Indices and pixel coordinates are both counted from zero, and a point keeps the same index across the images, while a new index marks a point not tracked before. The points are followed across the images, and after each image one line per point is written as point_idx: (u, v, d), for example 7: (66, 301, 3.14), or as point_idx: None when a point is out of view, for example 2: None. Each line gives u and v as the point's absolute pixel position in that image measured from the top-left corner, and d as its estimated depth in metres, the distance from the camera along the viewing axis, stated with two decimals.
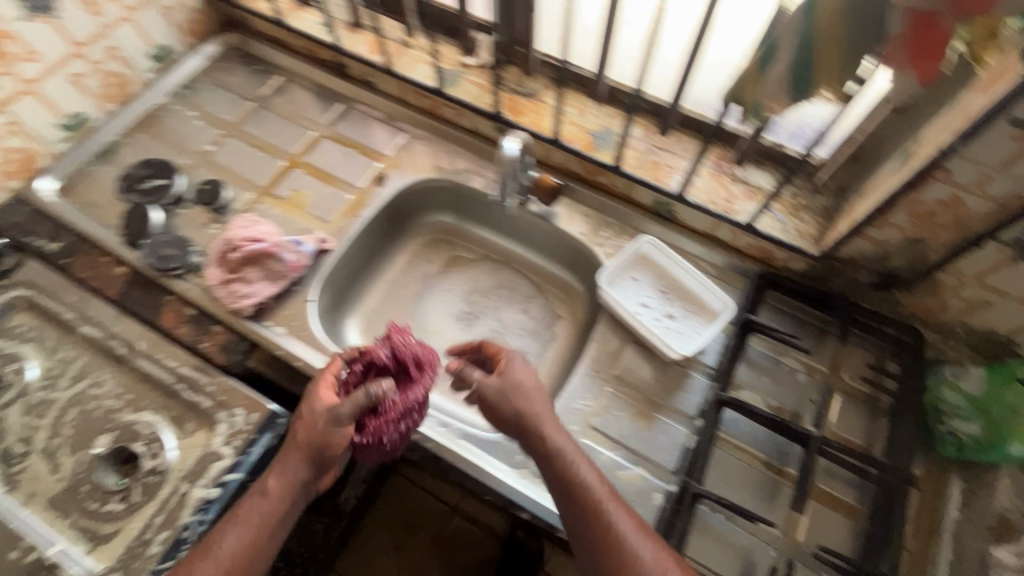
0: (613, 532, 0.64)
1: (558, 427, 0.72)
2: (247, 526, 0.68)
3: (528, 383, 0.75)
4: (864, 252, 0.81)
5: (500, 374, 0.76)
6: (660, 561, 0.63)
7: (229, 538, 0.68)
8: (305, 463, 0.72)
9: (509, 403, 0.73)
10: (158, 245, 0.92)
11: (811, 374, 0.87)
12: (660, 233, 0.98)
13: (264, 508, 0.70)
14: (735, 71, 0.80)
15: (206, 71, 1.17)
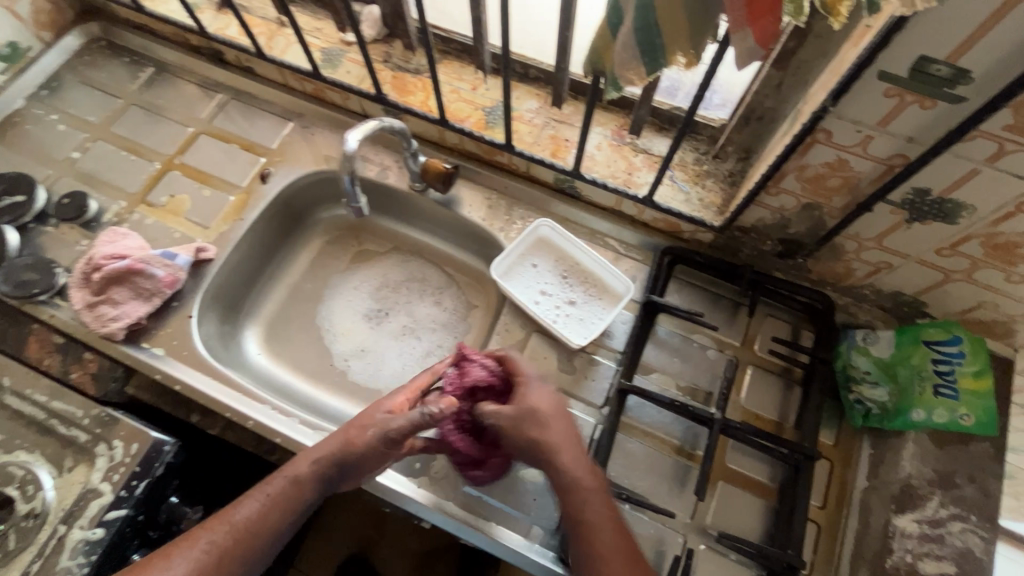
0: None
1: (585, 468, 0.66)
2: (269, 503, 0.66)
3: (557, 417, 0.69)
4: (765, 220, 0.76)
5: (513, 403, 0.69)
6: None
7: (245, 508, 0.66)
8: (338, 457, 0.67)
9: (525, 434, 0.67)
10: (16, 269, 0.84)
11: (721, 350, 0.84)
12: (566, 211, 0.92)
13: (285, 494, 0.67)
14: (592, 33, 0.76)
15: (68, 68, 1.06)
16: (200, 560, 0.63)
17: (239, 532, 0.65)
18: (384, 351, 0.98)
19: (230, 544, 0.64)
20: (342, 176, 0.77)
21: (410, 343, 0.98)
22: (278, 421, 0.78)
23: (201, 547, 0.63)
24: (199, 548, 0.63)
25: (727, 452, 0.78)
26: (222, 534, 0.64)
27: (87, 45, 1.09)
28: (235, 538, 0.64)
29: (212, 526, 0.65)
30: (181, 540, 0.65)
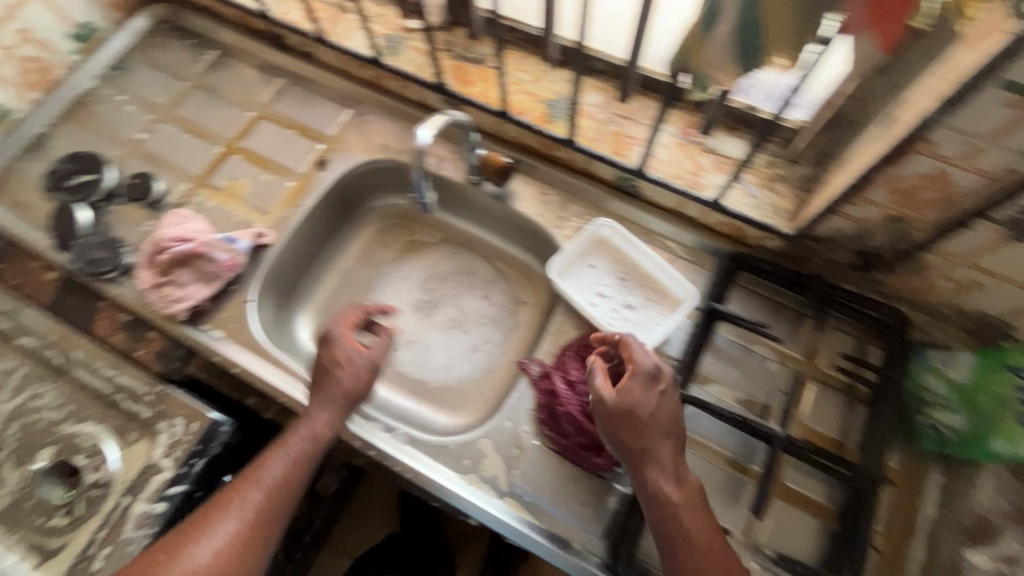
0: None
1: (674, 476, 0.64)
2: (294, 460, 0.70)
3: (660, 417, 0.65)
4: (842, 230, 0.72)
5: (619, 393, 0.66)
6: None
7: (272, 470, 0.69)
8: (346, 407, 0.75)
9: (622, 432, 0.65)
10: (88, 247, 0.87)
11: (783, 362, 0.81)
12: (625, 210, 0.89)
13: (308, 451, 0.71)
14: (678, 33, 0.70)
15: (136, 49, 1.08)
16: (241, 521, 0.65)
17: (273, 491, 0.68)
18: (432, 342, 0.98)
19: (268, 499, 0.67)
20: (412, 172, 0.77)
21: (459, 336, 0.98)
22: None
23: (241, 509, 0.65)
24: (240, 507, 0.65)
25: (785, 470, 0.76)
26: (256, 493, 0.67)
27: (154, 26, 1.11)
28: (270, 497, 0.67)
29: (242, 492, 0.67)
30: (211, 508, 0.66)
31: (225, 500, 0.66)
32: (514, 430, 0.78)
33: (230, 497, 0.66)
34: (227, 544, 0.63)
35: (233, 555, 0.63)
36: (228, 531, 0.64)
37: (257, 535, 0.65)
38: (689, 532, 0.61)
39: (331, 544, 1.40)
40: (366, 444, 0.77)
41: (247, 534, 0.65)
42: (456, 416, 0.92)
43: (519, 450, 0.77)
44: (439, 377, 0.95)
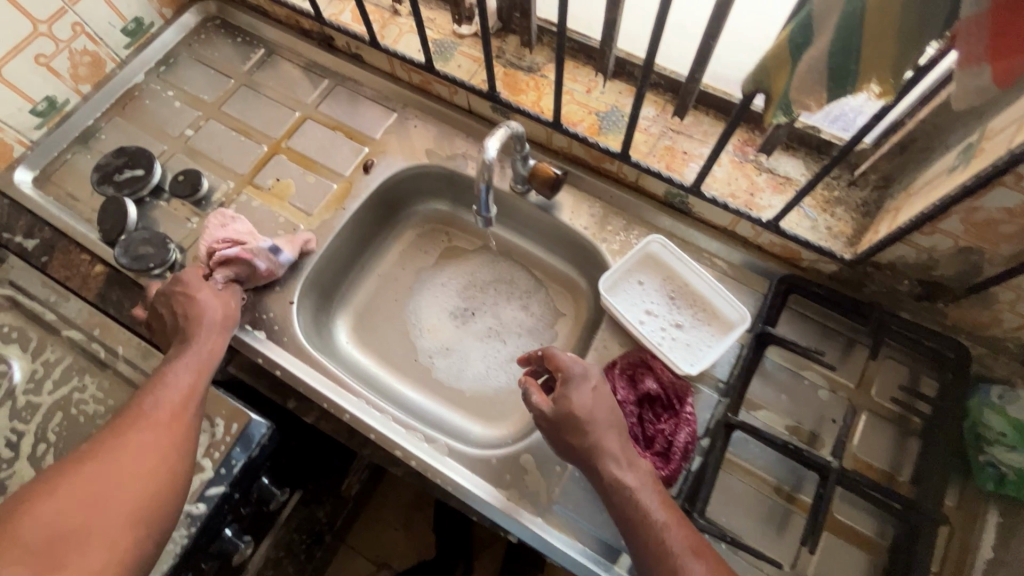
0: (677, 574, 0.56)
1: (625, 461, 0.64)
2: (194, 363, 0.72)
3: (601, 410, 0.67)
4: (906, 258, 0.70)
5: (554, 402, 0.68)
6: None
7: (181, 371, 0.70)
8: (224, 316, 0.79)
9: (564, 436, 0.66)
10: (134, 242, 0.87)
11: (834, 391, 0.79)
12: (673, 226, 0.88)
13: (211, 352, 0.74)
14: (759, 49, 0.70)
15: (184, 45, 1.09)
16: (167, 411, 0.66)
17: (189, 385, 0.70)
18: (469, 351, 0.97)
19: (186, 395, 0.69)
20: (479, 185, 0.74)
21: (495, 346, 0.97)
22: (371, 416, 0.78)
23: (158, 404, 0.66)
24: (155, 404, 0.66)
25: (835, 501, 0.74)
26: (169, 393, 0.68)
27: (204, 23, 1.11)
28: (190, 388, 0.69)
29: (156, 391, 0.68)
30: (126, 414, 0.65)
31: (137, 405, 0.66)
32: (557, 447, 0.76)
33: (145, 399, 0.66)
34: (159, 424, 0.64)
35: (168, 434, 0.64)
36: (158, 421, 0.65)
37: (185, 419, 0.67)
38: (643, 503, 0.61)
39: (351, 541, 1.40)
40: (406, 454, 0.76)
41: (175, 419, 0.66)
42: (492, 428, 0.91)
43: (561, 467, 0.75)
44: (475, 387, 0.95)
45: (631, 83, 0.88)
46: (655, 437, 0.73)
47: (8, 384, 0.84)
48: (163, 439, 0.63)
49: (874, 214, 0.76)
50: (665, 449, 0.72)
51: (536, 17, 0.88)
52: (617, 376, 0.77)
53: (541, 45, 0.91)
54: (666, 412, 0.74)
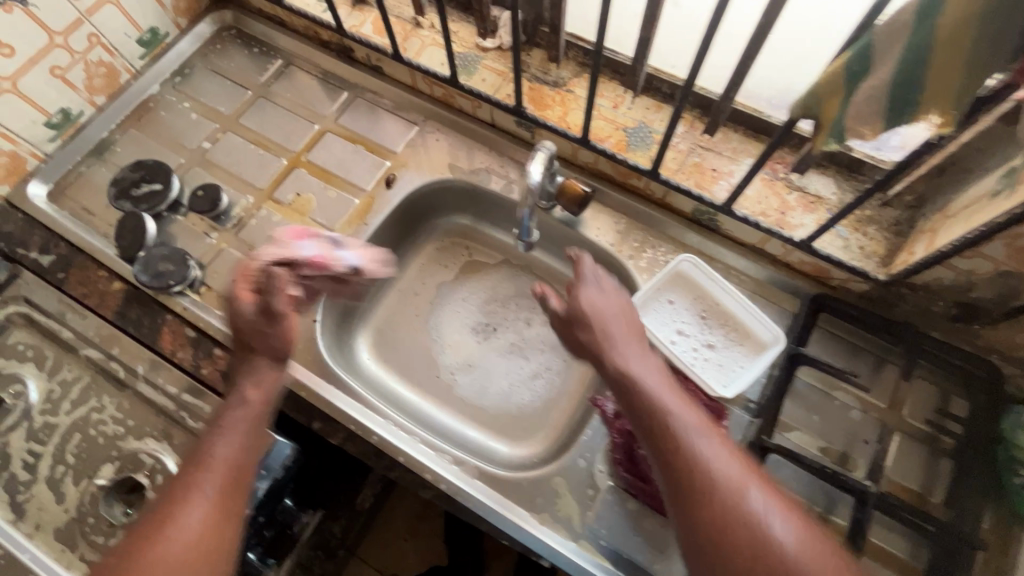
0: (688, 443, 0.56)
1: (632, 352, 0.64)
2: (236, 436, 0.63)
3: (611, 308, 0.69)
4: (942, 280, 0.70)
5: (568, 301, 0.71)
6: (741, 473, 0.54)
7: (223, 448, 0.62)
8: (273, 365, 0.68)
9: (574, 330, 0.69)
10: (153, 259, 0.85)
11: (866, 411, 0.78)
12: (700, 243, 0.87)
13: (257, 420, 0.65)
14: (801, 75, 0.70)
15: (200, 56, 1.07)
16: (208, 503, 0.59)
17: (231, 465, 0.62)
18: (492, 368, 0.96)
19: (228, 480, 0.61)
20: (522, 210, 0.80)
21: (518, 362, 0.96)
22: (399, 437, 0.77)
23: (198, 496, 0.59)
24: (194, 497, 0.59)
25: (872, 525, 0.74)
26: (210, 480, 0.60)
27: (219, 33, 1.09)
28: (232, 470, 0.61)
29: (195, 477, 0.60)
30: (166, 505, 0.58)
31: (176, 495, 0.59)
32: (588, 469, 0.76)
33: (185, 485, 0.59)
34: (196, 527, 0.57)
35: (206, 539, 0.57)
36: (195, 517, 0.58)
37: (226, 515, 0.60)
38: (651, 382, 0.61)
39: (361, 553, 1.39)
40: (434, 478, 0.75)
41: (216, 514, 0.59)
42: (518, 446, 0.90)
43: (592, 490, 0.74)
44: (498, 404, 0.93)
45: (659, 98, 0.87)
46: None
47: (25, 403, 0.83)
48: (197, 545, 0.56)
49: (907, 234, 0.76)
50: None
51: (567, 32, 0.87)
52: None
53: (568, 60, 0.90)
54: None
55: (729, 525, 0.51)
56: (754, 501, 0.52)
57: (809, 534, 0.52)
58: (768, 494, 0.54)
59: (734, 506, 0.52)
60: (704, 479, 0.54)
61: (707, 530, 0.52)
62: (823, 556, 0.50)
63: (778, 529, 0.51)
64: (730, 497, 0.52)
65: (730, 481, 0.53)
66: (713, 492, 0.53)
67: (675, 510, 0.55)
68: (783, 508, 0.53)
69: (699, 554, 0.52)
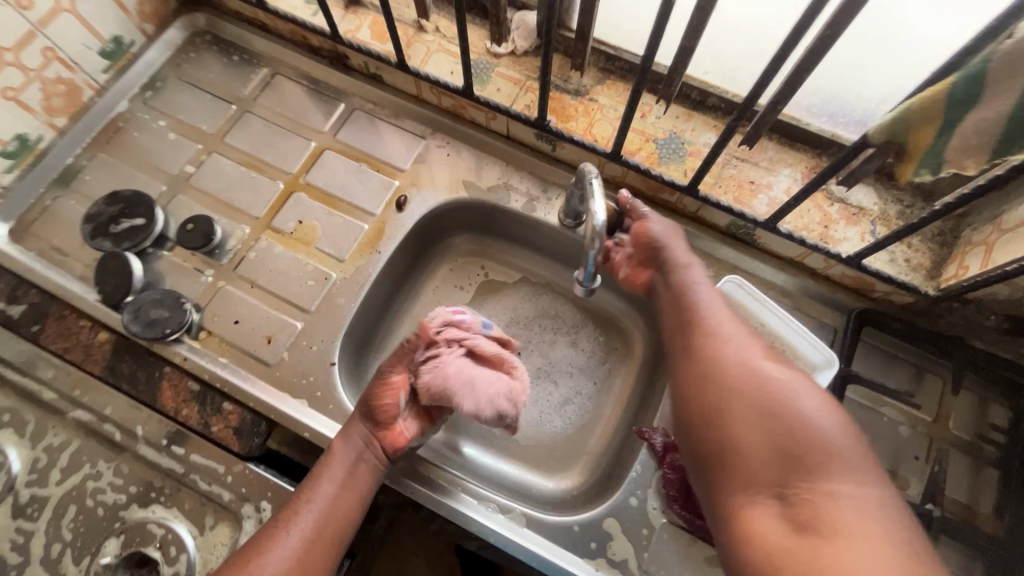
0: (701, 306, 0.66)
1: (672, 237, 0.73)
2: (334, 482, 0.66)
3: (661, 222, 0.74)
4: (997, 295, 0.68)
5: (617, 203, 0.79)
6: (743, 333, 0.62)
7: (321, 492, 0.65)
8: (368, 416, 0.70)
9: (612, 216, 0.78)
10: (144, 305, 0.76)
11: (914, 426, 0.77)
12: (735, 257, 0.83)
13: (351, 477, 0.66)
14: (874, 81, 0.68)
15: (172, 66, 0.96)
16: (295, 551, 0.61)
17: (321, 516, 0.64)
18: None
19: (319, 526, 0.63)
20: (589, 252, 0.63)
21: (546, 389, 0.90)
22: (439, 489, 0.72)
23: (291, 534, 0.62)
24: (287, 537, 0.62)
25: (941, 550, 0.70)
26: (305, 520, 0.63)
27: (192, 39, 0.98)
28: (323, 521, 0.64)
29: (290, 518, 0.63)
30: (263, 537, 0.62)
31: (272, 532, 0.62)
32: (641, 507, 0.72)
33: (281, 524, 0.63)
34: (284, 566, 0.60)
35: None
36: (285, 555, 0.61)
37: (310, 563, 0.61)
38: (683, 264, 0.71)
39: None
40: (481, 530, 0.70)
41: (301, 561, 0.61)
42: (555, 479, 0.84)
43: (648, 530, 0.71)
44: (529, 435, 0.87)
45: (688, 106, 0.83)
46: None
47: (7, 477, 0.74)
48: None
49: (952, 245, 0.74)
50: None
51: (594, 38, 0.81)
52: None
53: (590, 66, 0.84)
54: None
55: (719, 360, 0.60)
56: (748, 350, 0.60)
57: (800, 378, 0.57)
58: (764, 350, 0.61)
59: (726, 348, 0.61)
60: (705, 329, 0.64)
61: (700, 366, 0.61)
62: (808, 392, 0.55)
63: (766, 367, 0.58)
64: (725, 344, 0.61)
65: (732, 335, 0.62)
66: (712, 338, 0.62)
67: (681, 357, 0.64)
68: (777, 360, 0.59)
69: (690, 384, 0.61)
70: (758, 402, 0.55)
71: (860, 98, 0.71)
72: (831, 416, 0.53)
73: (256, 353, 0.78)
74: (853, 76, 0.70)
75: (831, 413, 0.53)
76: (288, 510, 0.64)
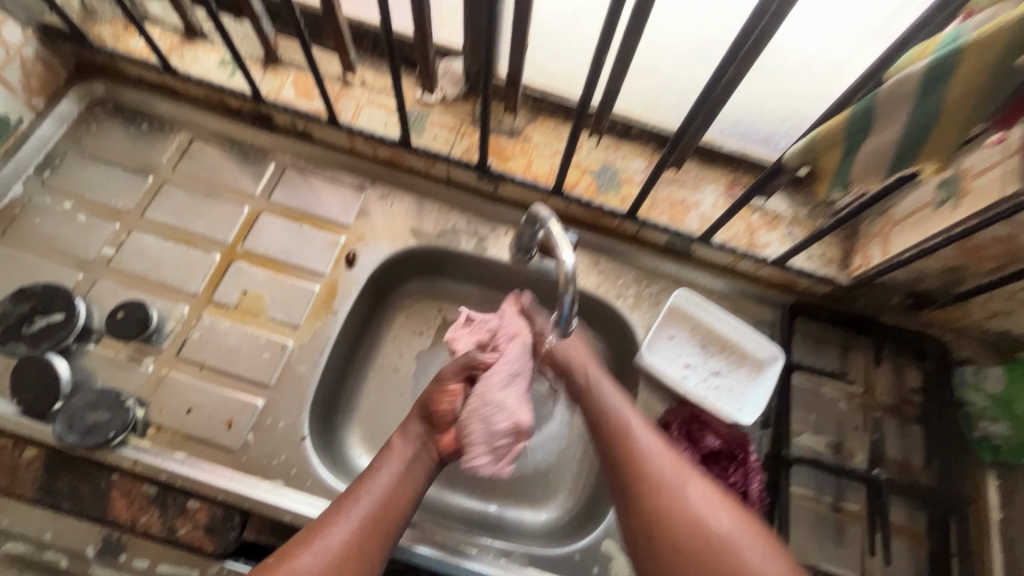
0: (636, 444, 0.66)
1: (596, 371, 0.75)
2: (392, 476, 0.66)
3: (579, 355, 0.77)
4: (898, 278, 0.79)
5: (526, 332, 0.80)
6: (680, 471, 0.64)
7: (377, 483, 0.65)
8: (421, 420, 0.72)
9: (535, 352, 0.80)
10: (78, 409, 0.69)
11: (850, 400, 0.86)
12: (677, 271, 0.90)
13: (409, 472, 0.67)
14: (772, 105, 0.77)
15: (70, 141, 0.88)
16: (346, 539, 0.60)
17: (380, 503, 0.63)
18: None
19: (371, 515, 0.62)
20: (565, 295, 0.64)
21: None
22: (438, 546, 0.71)
23: (346, 517, 0.61)
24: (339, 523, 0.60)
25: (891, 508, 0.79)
26: (363, 505, 0.63)
27: (89, 110, 0.91)
28: (382, 508, 0.63)
29: (349, 503, 0.63)
30: (321, 519, 0.61)
31: (331, 514, 0.62)
32: None
33: (337, 509, 0.62)
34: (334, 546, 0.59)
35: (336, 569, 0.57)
36: (339, 537, 0.60)
37: (364, 552, 0.60)
38: (608, 399, 0.72)
39: None
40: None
41: (354, 547, 0.60)
42: (543, 509, 0.85)
43: None
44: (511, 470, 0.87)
45: (616, 137, 0.88)
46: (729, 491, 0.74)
47: None
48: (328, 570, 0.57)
49: (855, 238, 0.85)
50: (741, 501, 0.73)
51: (522, 82, 0.85)
52: (678, 430, 0.77)
53: (520, 108, 0.88)
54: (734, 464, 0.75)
55: (669, 513, 0.61)
56: (689, 493, 0.62)
57: (741, 522, 0.60)
58: (702, 486, 0.63)
59: (672, 497, 0.62)
60: (646, 471, 0.64)
61: (649, 517, 0.61)
62: (748, 540, 0.59)
63: (710, 517, 0.60)
64: (668, 489, 0.62)
65: (670, 476, 0.63)
66: (654, 483, 0.63)
67: (628, 507, 0.64)
68: (715, 496, 0.62)
69: (644, 537, 0.61)
70: (709, 563, 0.58)
71: (764, 120, 0.80)
72: (771, 563, 0.57)
73: (216, 441, 0.72)
74: (756, 104, 0.79)
75: (773, 561, 0.57)
76: (344, 500, 0.63)
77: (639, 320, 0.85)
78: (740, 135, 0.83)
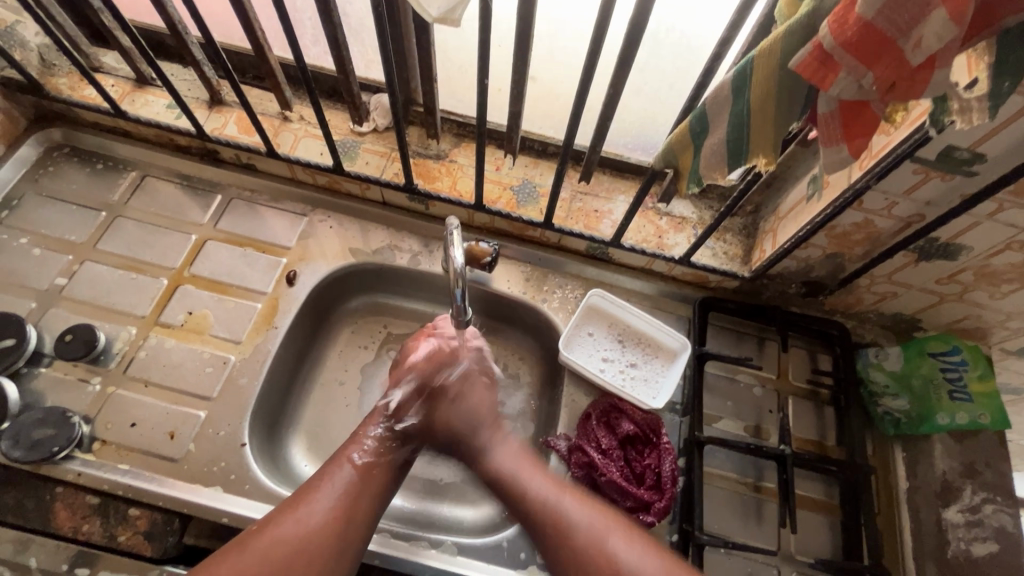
0: (544, 500, 0.67)
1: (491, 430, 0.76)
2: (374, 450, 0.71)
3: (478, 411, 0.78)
4: (790, 268, 0.87)
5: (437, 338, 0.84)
6: (598, 524, 0.64)
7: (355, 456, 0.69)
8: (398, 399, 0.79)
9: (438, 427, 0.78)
10: (26, 427, 0.74)
11: (764, 385, 0.92)
12: (597, 275, 0.97)
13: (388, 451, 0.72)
14: (661, 117, 0.87)
15: (28, 182, 0.95)
16: (329, 509, 0.62)
17: (359, 476, 0.67)
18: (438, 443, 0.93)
19: (344, 492, 0.64)
20: (455, 290, 0.74)
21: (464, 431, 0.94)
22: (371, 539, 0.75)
23: (328, 490, 0.64)
24: (320, 498, 0.63)
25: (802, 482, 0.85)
26: (343, 478, 0.66)
27: (48, 153, 0.98)
28: (361, 479, 0.67)
29: (331, 474, 0.66)
30: (301, 492, 0.64)
31: (311, 487, 0.64)
32: None
33: (319, 479, 0.65)
34: (316, 517, 0.61)
35: (318, 534, 0.59)
36: (320, 511, 0.61)
37: (345, 524, 0.62)
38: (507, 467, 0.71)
39: None
40: (416, 568, 0.74)
41: (338, 518, 0.62)
42: (483, 507, 0.89)
43: None
44: (450, 473, 0.91)
45: (533, 156, 0.97)
46: (643, 473, 0.79)
47: None
48: (307, 538, 0.59)
49: (754, 234, 0.93)
50: (655, 481, 0.78)
51: (442, 111, 0.94)
52: (599, 419, 0.83)
53: (445, 133, 0.97)
54: (649, 448, 0.81)
55: (589, 553, 0.62)
56: (612, 545, 0.62)
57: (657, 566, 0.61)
58: (626, 537, 0.63)
59: (589, 544, 0.62)
60: (561, 529, 0.64)
61: (562, 554, 0.63)
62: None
63: (622, 552, 0.62)
64: (587, 546, 0.62)
65: (589, 525, 0.64)
66: (570, 531, 0.64)
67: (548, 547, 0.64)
68: (639, 547, 0.63)
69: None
70: None
71: (659, 134, 0.89)
72: None
73: (158, 451, 0.77)
74: (648, 119, 0.88)
75: None
76: (325, 472, 0.66)
77: (563, 322, 0.92)
78: (640, 147, 0.92)
